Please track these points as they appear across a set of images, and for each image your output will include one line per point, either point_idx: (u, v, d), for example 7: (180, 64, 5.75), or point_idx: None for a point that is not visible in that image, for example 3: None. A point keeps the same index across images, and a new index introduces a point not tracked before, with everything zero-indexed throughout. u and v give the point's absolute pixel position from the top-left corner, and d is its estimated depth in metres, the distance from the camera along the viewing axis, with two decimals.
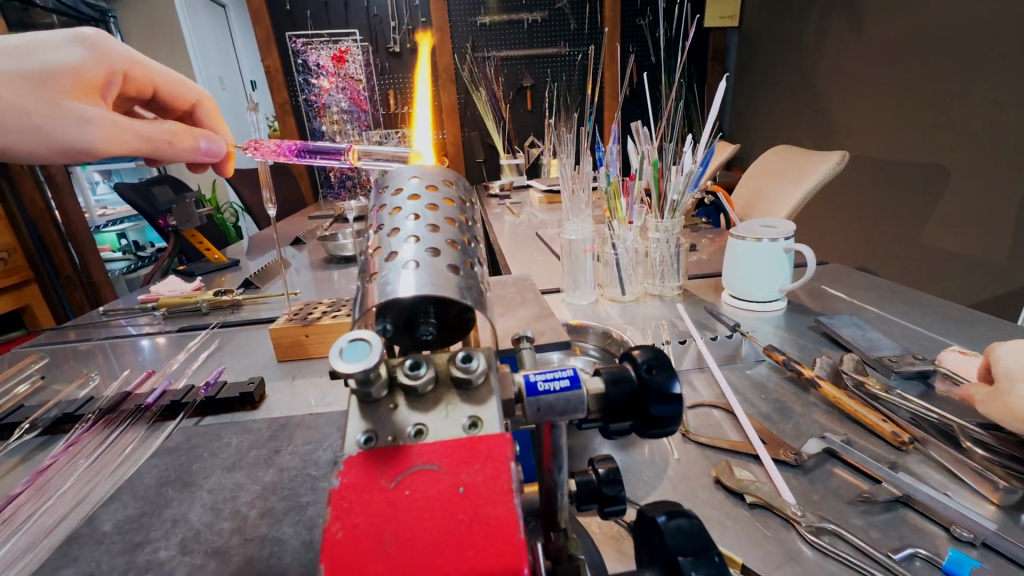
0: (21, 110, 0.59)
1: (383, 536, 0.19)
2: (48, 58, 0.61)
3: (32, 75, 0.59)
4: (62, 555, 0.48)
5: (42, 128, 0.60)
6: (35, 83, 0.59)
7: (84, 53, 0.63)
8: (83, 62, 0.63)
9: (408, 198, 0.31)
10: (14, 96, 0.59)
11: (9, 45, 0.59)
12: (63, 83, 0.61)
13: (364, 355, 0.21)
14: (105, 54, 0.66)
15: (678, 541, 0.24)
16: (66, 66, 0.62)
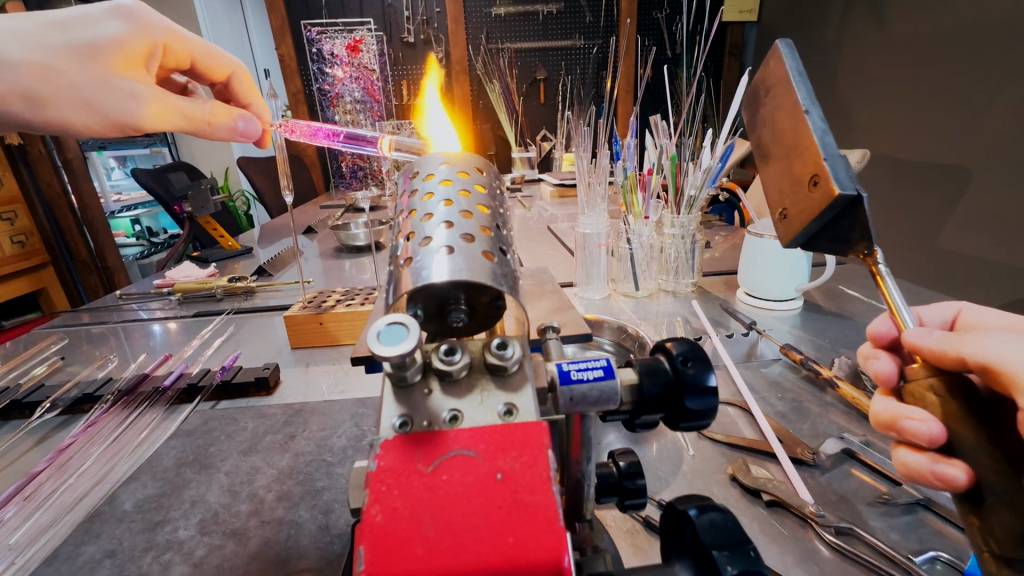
0: (70, 83, 0.59)
1: (421, 520, 0.19)
2: (94, 32, 0.61)
3: (79, 48, 0.59)
4: (85, 531, 0.49)
5: (88, 99, 0.60)
6: (84, 55, 0.59)
7: (127, 26, 0.63)
8: (127, 35, 0.63)
9: (440, 182, 0.31)
10: (65, 69, 0.59)
11: (58, 18, 0.60)
12: (110, 55, 0.61)
13: (401, 338, 0.21)
14: (148, 28, 0.66)
15: (711, 537, 0.24)
16: (113, 40, 0.62)
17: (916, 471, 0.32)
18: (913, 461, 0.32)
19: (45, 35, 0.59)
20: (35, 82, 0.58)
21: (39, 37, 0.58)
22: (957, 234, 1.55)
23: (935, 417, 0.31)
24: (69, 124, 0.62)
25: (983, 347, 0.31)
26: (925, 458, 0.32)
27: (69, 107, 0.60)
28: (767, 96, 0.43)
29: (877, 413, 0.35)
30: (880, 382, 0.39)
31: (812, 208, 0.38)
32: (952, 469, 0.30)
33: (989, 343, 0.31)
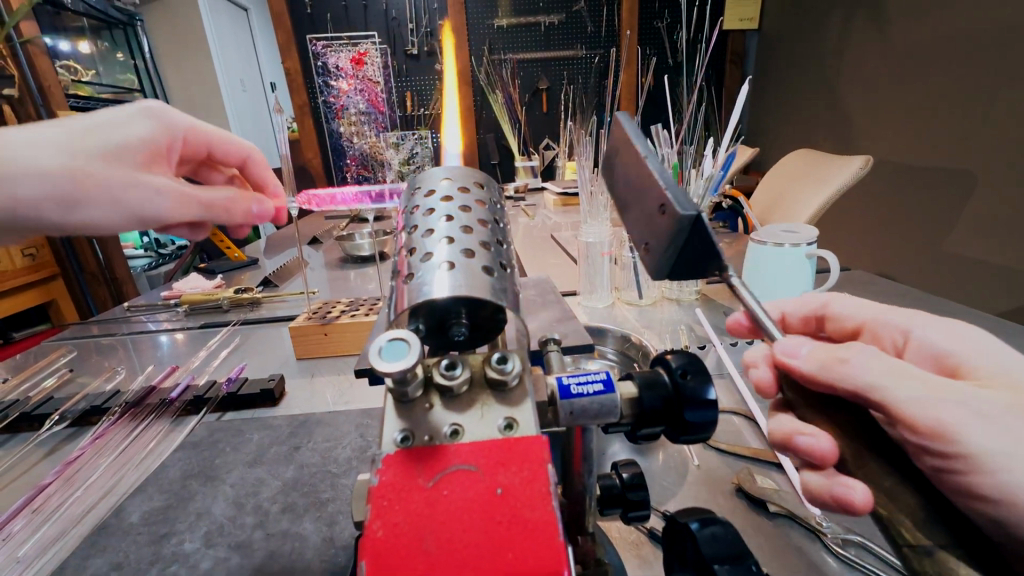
0: (109, 187, 0.51)
1: (423, 536, 0.19)
2: (128, 134, 0.54)
3: (101, 150, 0.52)
4: (91, 544, 0.50)
5: (124, 201, 0.52)
6: (106, 159, 0.52)
7: (159, 127, 0.56)
8: (156, 135, 0.56)
9: (441, 199, 0.31)
10: (100, 173, 0.51)
11: (86, 124, 0.52)
12: (133, 156, 0.54)
13: (403, 354, 0.22)
14: (178, 127, 0.59)
15: (712, 549, 0.24)
16: (138, 139, 0.54)
17: (819, 490, 0.35)
18: (815, 480, 0.36)
19: (79, 145, 0.51)
20: (72, 193, 0.50)
21: (74, 145, 0.51)
22: (963, 239, 1.54)
23: (825, 435, 0.33)
24: (104, 226, 0.53)
25: (860, 372, 0.31)
26: (824, 477, 0.35)
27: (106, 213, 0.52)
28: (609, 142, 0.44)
29: (774, 432, 0.37)
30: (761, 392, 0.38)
31: (657, 232, 0.35)
32: (852, 490, 0.32)
33: (864, 368, 0.31)
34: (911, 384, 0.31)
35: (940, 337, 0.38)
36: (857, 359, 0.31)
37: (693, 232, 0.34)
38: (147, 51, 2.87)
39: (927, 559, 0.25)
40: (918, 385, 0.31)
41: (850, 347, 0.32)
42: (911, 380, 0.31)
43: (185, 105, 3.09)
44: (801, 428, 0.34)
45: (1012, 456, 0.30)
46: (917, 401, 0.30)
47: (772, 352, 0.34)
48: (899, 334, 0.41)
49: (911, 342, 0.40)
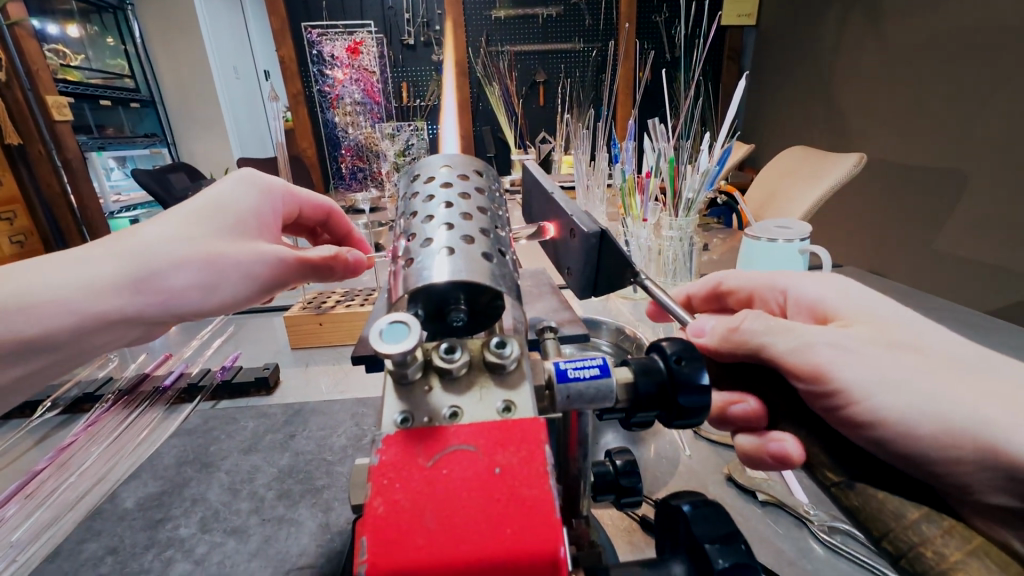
0: (238, 262, 0.47)
1: (423, 512, 0.19)
2: (236, 206, 0.49)
3: (226, 225, 0.48)
4: (85, 529, 0.50)
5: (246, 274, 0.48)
6: (232, 232, 0.48)
7: (260, 193, 0.53)
8: (262, 202, 0.52)
9: (440, 185, 0.31)
10: (225, 252, 0.46)
11: (201, 204, 0.48)
12: (252, 225, 0.50)
13: (403, 336, 0.22)
14: (272, 191, 0.55)
15: (705, 529, 0.25)
16: (252, 209, 0.51)
17: (755, 452, 0.38)
18: (751, 442, 0.38)
19: (199, 225, 0.46)
20: (205, 273, 0.45)
21: (193, 227, 0.46)
22: (953, 238, 1.56)
23: (751, 398, 0.39)
24: (232, 303, 0.49)
25: (751, 333, 0.36)
26: (759, 438, 0.38)
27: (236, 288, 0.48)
28: (541, 201, 0.62)
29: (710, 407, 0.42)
30: None
31: (582, 256, 0.52)
32: (785, 444, 0.36)
33: (754, 330, 0.36)
34: (791, 336, 0.35)
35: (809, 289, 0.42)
36: (745, 325, 0.37)
37: (602, 250, 0.50)
38: (137, 36, 2.82)
39: (850, 492, 0.32)
40: (792, 334, 0.35)
41: (744, 316, 0.38)
42: (791, 331, 0.36)
43: (176, 92, 3.03)
44: (728, 399, 0.39)
45: (886, 383, 0.33)
46: (795, 350, 0.35)
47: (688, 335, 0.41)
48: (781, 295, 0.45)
49: (789, 299, 0.43)
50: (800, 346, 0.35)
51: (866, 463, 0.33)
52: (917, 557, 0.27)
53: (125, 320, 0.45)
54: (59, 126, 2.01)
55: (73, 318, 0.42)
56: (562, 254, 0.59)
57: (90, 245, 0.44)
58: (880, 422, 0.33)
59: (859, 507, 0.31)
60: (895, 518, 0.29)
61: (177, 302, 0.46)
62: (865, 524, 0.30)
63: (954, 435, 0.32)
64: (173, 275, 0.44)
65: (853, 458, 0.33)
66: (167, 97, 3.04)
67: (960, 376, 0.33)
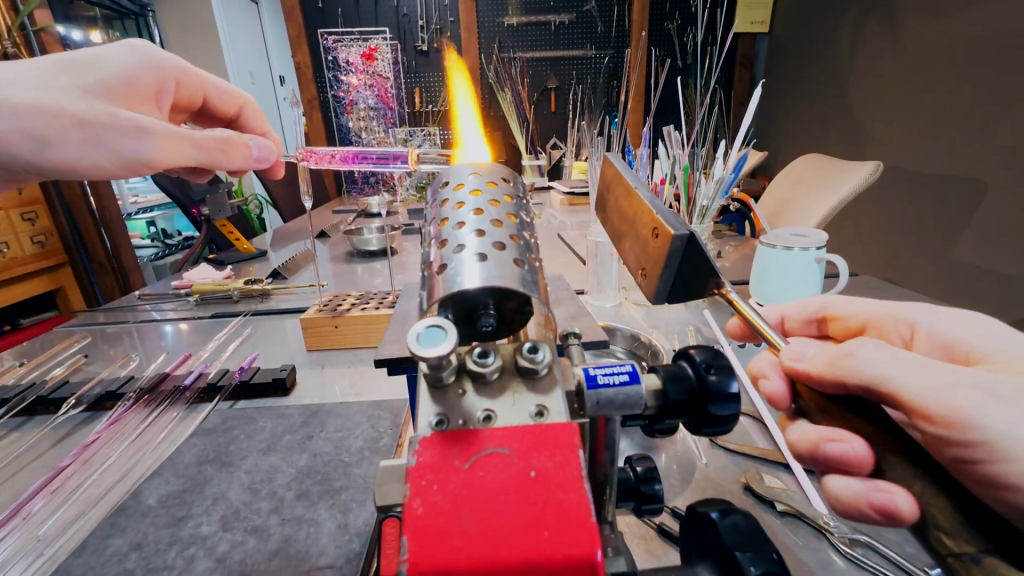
0: (80, 118, 0.57)
1: (461, 514, 0.20)
2: (105, 69, 0.61)
3: (88, 85, 0.58)
4: (111, 524, 0.51)
5: (101, 136, 0.58)
6: (91, 92, 0.58)
7: (134, 62, 0.63)
8: (137, 73, 0.63)
9: (470, 192, 0.32)
10: (73, 106, 0.57)
11: (65, 61, 0.59)
12: (118, 92, 0.61)
13: (440, 340, 0.22)
14: (155, 68, 0.65)
15: (735, 538, 0.25)
16: (123, 76, 0.62)
17: (851, 500, 0.31)
18: (850, 490, 0.30)
19: (56, 79, 0.57)
20: (45, 123, 0.55)
21: (45, 77, 0.57)
22: (970, 248, 1.54)
23: (856, 438, 0.30)
24: (78, 164, 0.59)
25: (867, 368, 0.30)
26: (859, 482, 0.30)
27: (84, 145, 0.58)
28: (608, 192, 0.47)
29: (794, 442, 0.33)
30: (773, 403, 0.37)
31: (655, 256, 0.37)
32: (893, 497, 0.28)
33: (871, 364, 0.30)
34: (920, 372, 0.29)
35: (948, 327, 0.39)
36: (860, 352, 0.30)
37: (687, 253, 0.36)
38: (158, 42, 2.89)
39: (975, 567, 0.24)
40: (926, 371, 0.29)
41: (856, 341, 0.31)
42: (918, 366, 0.29)
43: None
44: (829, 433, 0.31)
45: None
46: (926, 391, 0.29)
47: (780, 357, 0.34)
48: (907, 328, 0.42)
49: (919, 333, 0.40)
50: (938, 385, 0.29)
51: (1004, 531, 0.24)
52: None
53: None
54: None
55: None
56: (628, 251, 0.43)
57: None
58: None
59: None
60: None
61: (12, 149, 0.56)
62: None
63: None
64: (18, 119, 0.54)
65: (985, 522, 0.25)
66: None
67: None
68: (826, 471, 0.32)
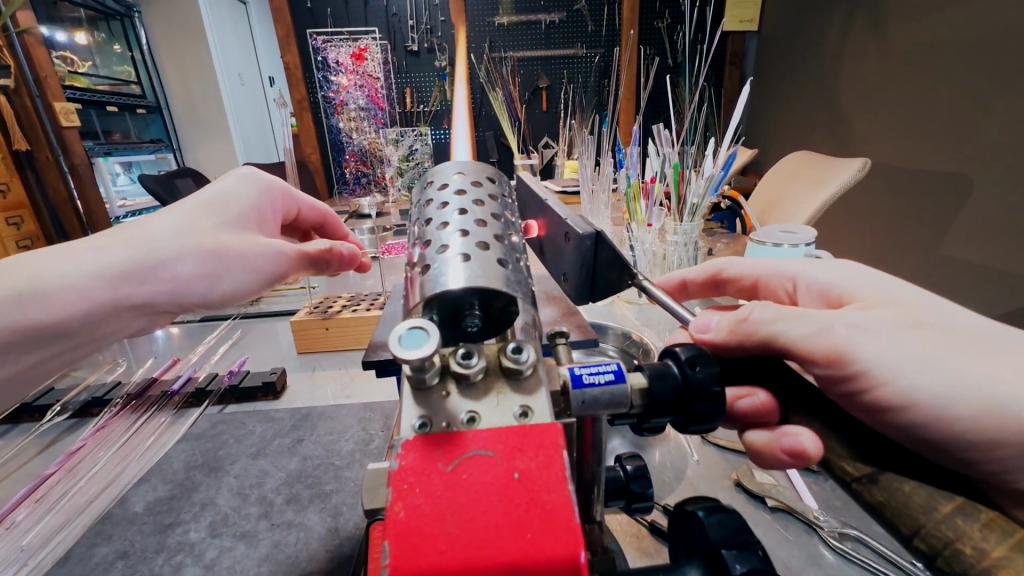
0: (242, 254, 0.49)
1: (443, 517, 0.20)
2: (240, 201, 0.51)
3: (230, 218, 0.50)
4: (97, 533, 0.50)
5: (255, 263, 0.50)
6: (234, 224, 0.49)
7: (258, 190, 0.54)
8: (261, 198, 0.54)
9: (454, 193, 0.32)
10: (232, 242, 0.48)
11: (200, 201, 0.49)
12: (253, 218, 0.52)
13: (422, 342, 0.22)
14: (272, 189, 0.56)
15: (721, 534, 0.25)
16: (254, 204, 0.53)
17: (767, 448, 0.36)
18: (763, 438, 0.36)
19: (201, 221, 0.48)
20: (207, 263, 0.46)
21: (191, 218, 0.47)
22: (957, 243, 1.56)
23: (760, 391, 0.37)
24: (236, 295, 0.50)
25: (757, 322, 0.36)
26: (770, 433, 0.36)
27: (239, 279, 0.49)
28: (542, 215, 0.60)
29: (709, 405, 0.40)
30: None
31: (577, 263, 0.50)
32: (800, 440, 0.34)
33: (763, 317, 0.36)
34: (801, 321, 0.35)
35: (819, 275, 0.42)
36: (754, 314, 0.36)
37: (596, 251, 0.47)
38: (144, 44, 2.85)
39: (874, 487, 0.28)
40: (807, 320, 0.35)
41: (749, 305, 0.37)
42: (798, 317, 0.35)
43: (183, 99, 3.05)
44: (737, 392, 0.37)
45: (919, 360, 0.33)
46: (810, 335, 0.34)
47: (692, 332, 0.40)
48: (790, 282, 0.45)
49: (799, 286, 0.43)
50: (813, 330, 0.34)
51: (883, 452, 0.29)
52: (955, 556, 0.24)
53: (133, 309, 0.46)
54: (66, 132, 2.02)
55: (87, 306, 0.43)
56: (556, 263, 0.57)
57: (97, 237, 0.45)
58: (911, 405, 0.33)
59: (885, 503, 0.27)
60: (926, 513, 0.26)
61: (180, 292, 0.46)
62: (891, 522, 0.27)
63: (995, 415, 0.31)
64: (177, 264, 0.45)
65: (870, 447, 0.30)
66: (174, 104, 3.07)
67: (992, 349, 0.33)
68: (745, 428, 0.38)
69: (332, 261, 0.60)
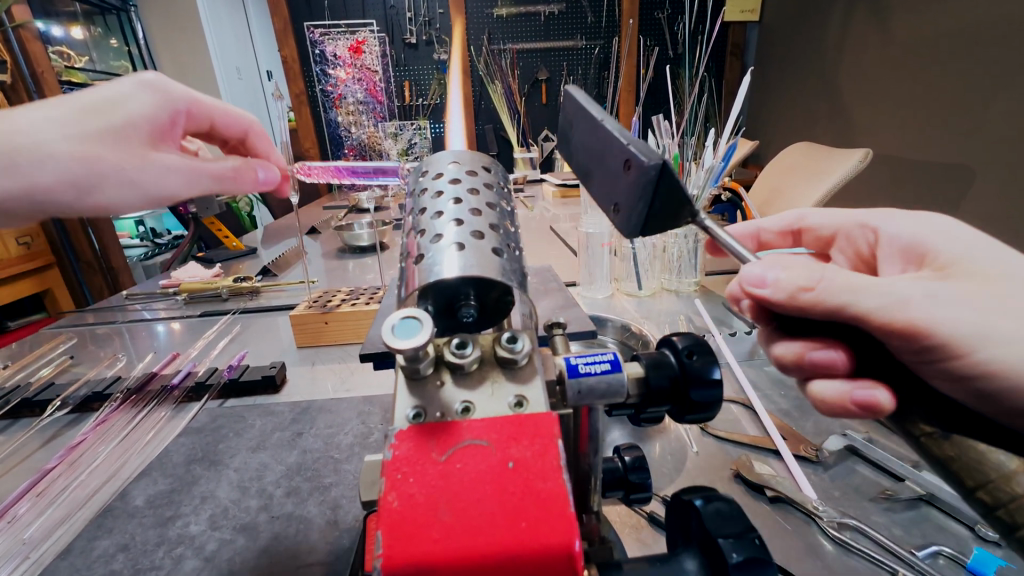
0: (116, 170, 0.48)
1: (438, 506, 0.19)
2: (129, 110, 0.49)
3: (113, 129, 0.48)
4: (97, 527, 0.50)
5: (130, 180, 0.49)
6: (117, 136, 0.48)
7: (162, 101, 0.51)
8: (163, 110, 0.51)
9: (449, 182, 0.31)
10: (106, 154, 0.47)
11: (85, 104, 0.48)
12: (144, 132, 0.50)
13: (415, 332, 0.22)
14: (181, 105, 0.53)
15: (716, 524, 0.25)
16: (151, 116, 0.50)
17: (835, 400, 0.34)
18: (833, 390, 0.34)
19: (75, 125, 0.47)
20: (73, 174, 0.47)
21: (66, 123, 0.47)
22: None
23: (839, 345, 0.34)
24: (116, 209, 0.51)
25: (823, 292, 0.32)
26: (843, 385, 0.34)
27: (114, 193, 0.49)
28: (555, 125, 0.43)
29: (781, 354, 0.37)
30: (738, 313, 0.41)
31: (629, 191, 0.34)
32: (877, 394, 0.32)
33: (831, 289, 0.32)
34: (877, 293, 0.32)
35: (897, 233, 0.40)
36: (821, 284, 0.32)
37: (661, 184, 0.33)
38: (141, 38, 2.83)
39: (944, 442, 0.30)
40: (880, 291, 0.32)
41: (814, 269, 0.33)
42: (873, 288, 0.32)
43: None
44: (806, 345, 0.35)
45: (995, 335, 0.32)
46: (883, 309, 0.31)
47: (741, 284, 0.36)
48: (870, 233, 0.44)
49: (878, 237, 0.42)
50: (891, 303, 0.32)
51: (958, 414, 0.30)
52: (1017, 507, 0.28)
53: None
54: None
55: None
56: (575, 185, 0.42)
57: None
58: (982, 372, 0.33)
59: (954, 458, 0.29)
60: (1000, 476, 0.28)
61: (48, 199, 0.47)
62: (957, 474, 0.30)
63: None
64: (37, 174, 0.46)
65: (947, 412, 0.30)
66: None
67: None
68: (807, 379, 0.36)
69: (245, 187, 0.57)
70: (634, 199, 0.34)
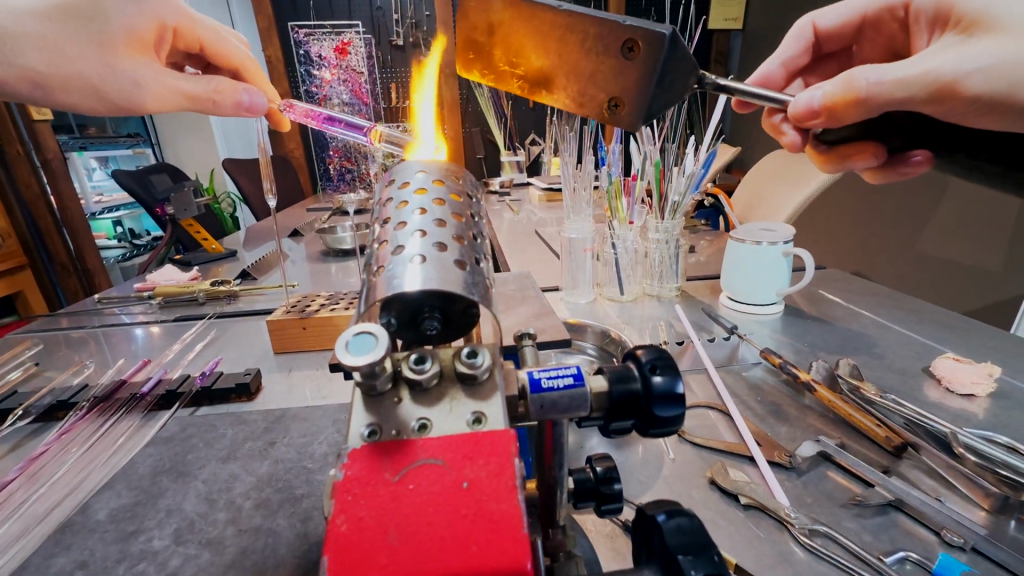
0: (83, 74, 0.62)
1: (387, 529, 0.19)
2: (110, 18, 0.62)
3: (91, 33, 0.61)
4: (55, 542, 0.48)
5: (92, 84, 0.63)
6: (102, 45, 0.62)
7: (136, 11, 0.64)
8: (136, 20, 0.64)
9: (415, 191, 0.31)
10: (86, 59, 0.61)
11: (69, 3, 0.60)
12: (119, 40, 0.63)
13: (370, 348, 0.21)
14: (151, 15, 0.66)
15: (677, 540, 0.25)
16: (126, 24, 0.63)
17: None
18: None
19: (60, 25, 0.60)
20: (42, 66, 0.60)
21: (46, 21, 0.59)
22: (934, 240, 1.59)
23: None
24: (75, 107, 0.65)
25: (861, 83, 0.49)
26: None
27: (78, 93, 0.63)
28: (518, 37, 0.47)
29: None
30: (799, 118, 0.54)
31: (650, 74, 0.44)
32: None
33: (862, 80, 0.49)
34: (887, 71, 0.49)
35: None
36: (855, 81, 0.50)
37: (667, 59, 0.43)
38: None
39: None
40: (895, 70, 0.49)
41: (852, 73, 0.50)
42: (882, 69, 0.49)
43: None
44: None
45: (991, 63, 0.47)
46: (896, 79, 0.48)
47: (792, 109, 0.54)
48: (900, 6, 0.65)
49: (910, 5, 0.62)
50: (899, 75, 0.48)
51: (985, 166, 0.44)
52: None
53: None
54: (38, 125, 1.96)
55: None
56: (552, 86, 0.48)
57: None
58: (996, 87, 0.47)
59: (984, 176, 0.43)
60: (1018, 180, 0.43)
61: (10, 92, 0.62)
62: None
63: None
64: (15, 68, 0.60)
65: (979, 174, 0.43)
66: None
67: None
68: None
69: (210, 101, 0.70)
70: (640, 76, 0.44)
